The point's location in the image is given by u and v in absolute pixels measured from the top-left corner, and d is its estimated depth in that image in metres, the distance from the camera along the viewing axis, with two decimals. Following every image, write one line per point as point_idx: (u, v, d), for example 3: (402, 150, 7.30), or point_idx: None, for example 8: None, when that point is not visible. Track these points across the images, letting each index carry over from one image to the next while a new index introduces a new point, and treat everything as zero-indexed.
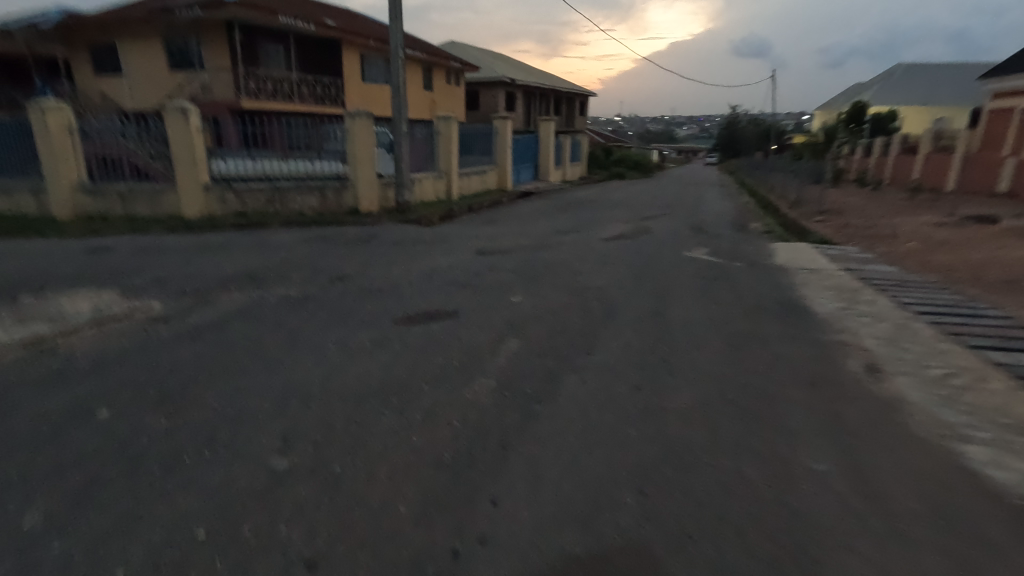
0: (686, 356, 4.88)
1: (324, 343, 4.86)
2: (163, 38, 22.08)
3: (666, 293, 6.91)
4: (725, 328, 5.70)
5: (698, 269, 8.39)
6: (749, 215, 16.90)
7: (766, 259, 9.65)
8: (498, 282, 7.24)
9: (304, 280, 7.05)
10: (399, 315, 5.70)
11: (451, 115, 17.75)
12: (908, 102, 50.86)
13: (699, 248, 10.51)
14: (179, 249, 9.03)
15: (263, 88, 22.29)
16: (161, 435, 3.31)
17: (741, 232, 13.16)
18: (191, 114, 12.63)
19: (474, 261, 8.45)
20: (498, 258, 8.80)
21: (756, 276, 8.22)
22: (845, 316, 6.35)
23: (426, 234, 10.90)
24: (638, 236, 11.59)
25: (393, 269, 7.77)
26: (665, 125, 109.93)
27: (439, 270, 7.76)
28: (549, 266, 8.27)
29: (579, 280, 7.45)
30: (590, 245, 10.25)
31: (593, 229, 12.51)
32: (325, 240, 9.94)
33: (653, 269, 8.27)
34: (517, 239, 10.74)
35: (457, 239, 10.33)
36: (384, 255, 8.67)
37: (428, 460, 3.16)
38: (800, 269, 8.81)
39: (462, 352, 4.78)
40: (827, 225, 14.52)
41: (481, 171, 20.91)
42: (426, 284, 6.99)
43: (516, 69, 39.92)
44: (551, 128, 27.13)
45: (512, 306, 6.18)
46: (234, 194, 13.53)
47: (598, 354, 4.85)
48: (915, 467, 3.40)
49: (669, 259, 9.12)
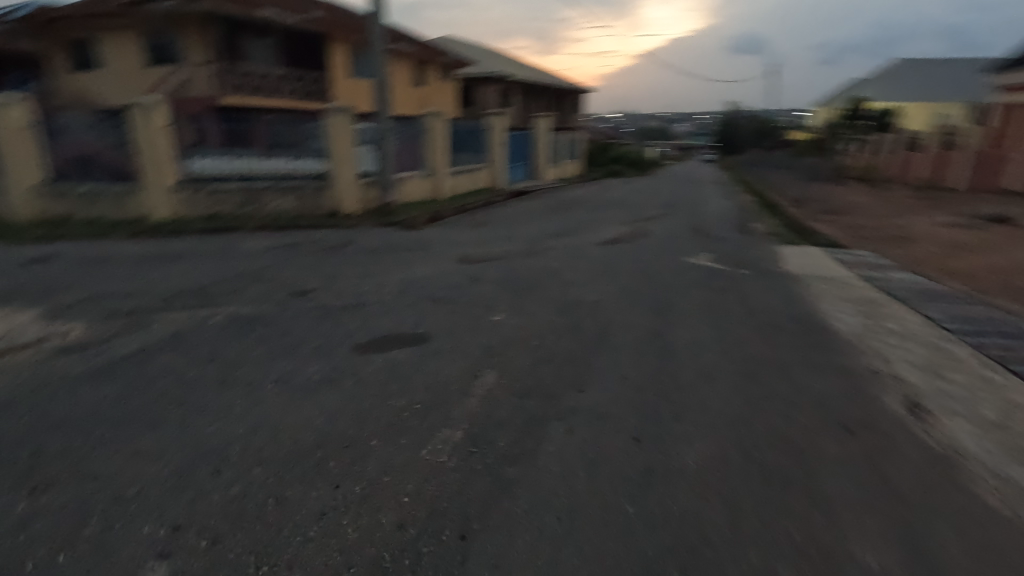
0: (695, 395, 4.13)
1: (263, 380, 4.07)
2: (139, 32, 21.12)
3: (668, 309, 6.15)
4: (736, 355, 4.95)
5: (703, 279, 7.64)
6: (753, 216, 16.17)
7: (774, 266, 8.91)
8: (480, 297, 6.46)
9: (262, 295, 6.27)
10: (361, 341, 4.92)
11: (440, 111, 16.90)
12: (908, 98, 50.19)
13: (702, 253, 9.77)
14: (134, 258, 8.23)
15: (245, 83, 21.38)
16: (13, 527, 2.54)
17: (745, 234, 12.43)
18: (155, 111, 11.85)
19: (457, 271, 7.66)
20: (484, 267, 8.02)
21: (766, 287, 7.47)
22: (872, 336, 5.59)
23: (409, 239, 10.13)
24: (637, 240, 10.82)
25: (365, 281, 6.99)
26: (662, 122, 109.31)
27: (416, 282, 6.98)
28: (539, 277, 7.51)
29: (572, 294, 6.68)
30: (586, 251, 9.48)
31: (589, 232, 11.74)
32: (297, 246, 9.15)
33: (653, 279, 7.50)
34: (507, 245, 9.98)
35: (441, 246, 9.54)
36: (358, 264, 7.89)
37: (361, 563, 2.39)
38: (814, 278, 8.05)
39: (428, 390, 4.00)
40: (834, 226, 13.80)
41: (472, 170, 20.09)
42: (399, 300, 6.22)
43: (511, 65, 39.10)
44: (545, 125, 26.30)
45: (493, 327, 5.41)
46: (204, 195, 12.70)
47: (589, 392, 4.09)
48: (993, 555, 2.65)
49: (671, 267, 8.35)
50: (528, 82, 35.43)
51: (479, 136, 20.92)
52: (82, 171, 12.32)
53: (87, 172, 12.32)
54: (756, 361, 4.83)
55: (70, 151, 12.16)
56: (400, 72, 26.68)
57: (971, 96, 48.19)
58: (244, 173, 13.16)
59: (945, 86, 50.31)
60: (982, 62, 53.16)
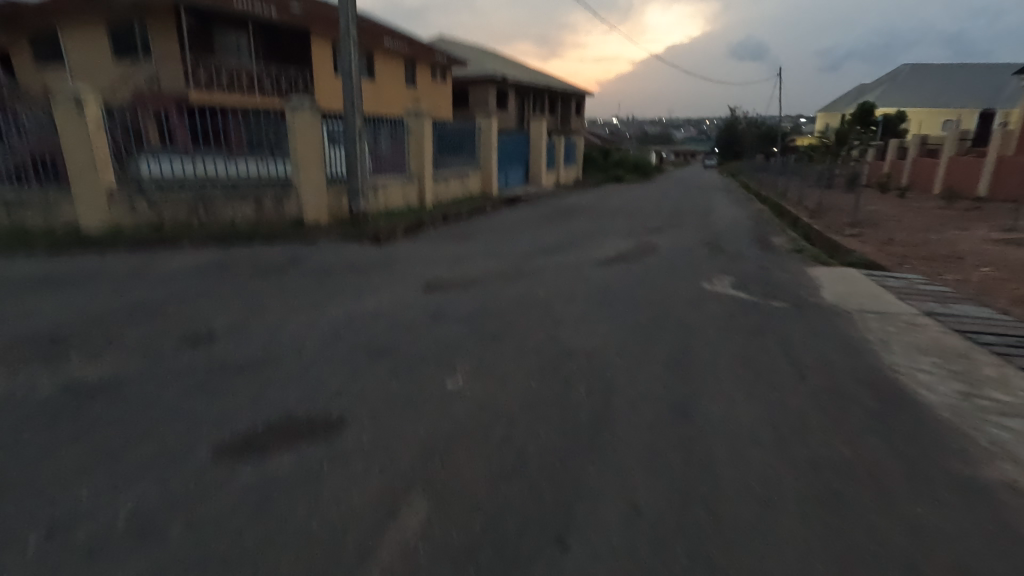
0: (751, 556, 2.50)
1: (25, 532, 2.44)
2: (104, 24, 19.48)
3: (689, 368, 4.54)
4: (800, 456, 3.32)
5: (728, 317, 6.03)
6: (768, 228, 14.63)
7: (812, 295, 7.28)
8: (436, 345, 4.83)
9: (143, 342, 4.65)
10: (243, 433, 3.30)
11: (423, 110, 15.30)
12: (916, 104, 48.79)
13: (721, 276, 8.16)
14: (18, 281, 6.59)
15: (218, 80, 19.84)
16: None
17: (765, 251, 10.86)
18: (86, 103, 10.20)
19: (417, 303, 6.06)
20: (453, 296, 6.42)
21: (812, 328, 5.86)
22: (982, 416, 3.96)
23: (372, 256, 8.56)
24: (642, 258, 9.23)
25: (295, 321, 5.38)
26: (663, 128, 108.15)
27: (357, 322, 5.35)
28: (524, 313, 5.90)
29: (561, 341, 5.07)
30: (582, 274, 7.88)
31: (586, 247, 10.17)
32: (232, 264, 7.55)
33: (663, 317, 5.89)
34: (489, 264, 8.40)
35: (408, 266, 7.94)
36: (294, 294, 6.28)
37: None
38: (866, 314, 6.45)
39: (301, 553, 2.37)
40: (863, 240, 12.25)
41: (462, 175, 18.51)
42: (327, 352, 4.60)
43: (509, 66, 37.66)
44: (543, 127, 24.75)
45: (439, 403, 3.77)
46: (146, 201, 10.97)
47: (578, 551, 2.47)
48: None
49: (686, 298, 6.73)
50: (526, 83, 33.89)
51: (470, 137, 19.33)
52: (44, 170, 10.55)
53: (53, 171, 10.59)
54: (829, 467, 3.22)
55: (41, 148, 10.55)
56: (388, 70, 25.13)
57: (983, 101, 46.73)
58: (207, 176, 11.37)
59: (956, 91, 48.84)
60: (992, 67, 51.73)
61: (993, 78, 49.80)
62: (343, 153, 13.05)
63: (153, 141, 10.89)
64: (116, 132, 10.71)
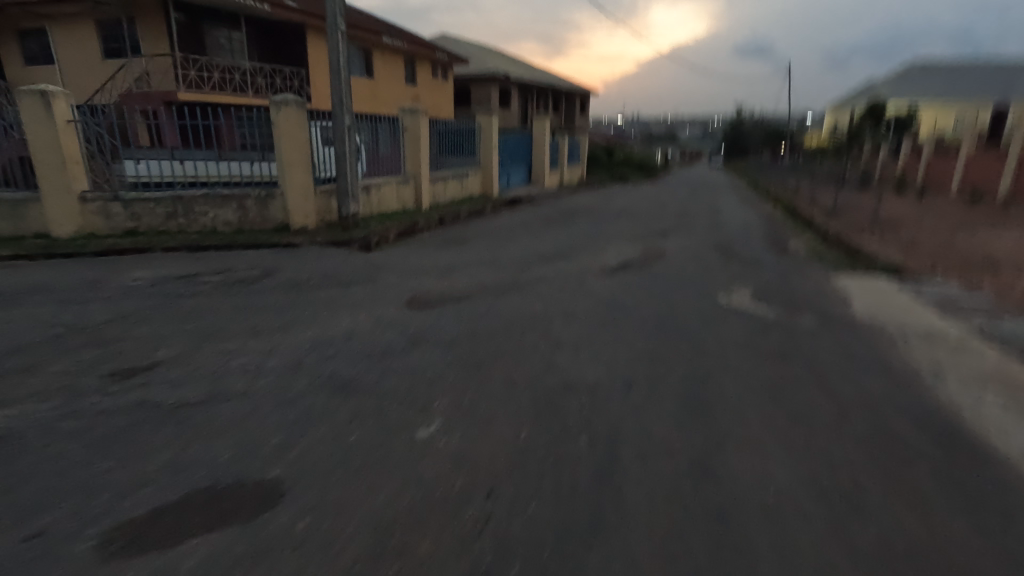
0: None
1: None
2: (92, 20, 18.85)
3: (711, 409, 3.83)
4: (860, 542, 2.60)
5: (751, 339, 5.28)
6: (782, 230, 13.86)
7: (841, 309, 6.55)
8: (411, 380, 4.11)
9: (69, 376, 3.98)
10: (150, 509, 2.61)
11: (419, 107, 14.56)
12: (928, 100, 47.65)
13: (738, 287, 7.41)
14: None
15: (210, 78, 19.20)
16: None
17: (782, 256, 10.11)
18: (56, 101, 9.62)
19: (395, 324, 5.35)
20: (440, 315, 5.72)
21: (847, 351, 5.12)
22: None
23: (356, 266, 7.86)
24: (649, 267, 8.46)
25: (255, 346, 4.69)
26: (668, 127, 107.19)
27: (322, 349, 4.64)
28: (518, 335, 5.18)
29: (559, 372, 4.35)
30: (585, 286, 7.13)
31: (589, 254, 9.42)
32: (198, 277, 6.85)
33: (678, 340, 5.16)
34: (482, 274, 7.67)
35: (392, 277, 7.23)
36: (261, 311, 5.59)
37: None
38: (905, 333, 5.71)
39: None
40: (886, 244, 11.43)
41: (461, 175, 17.82)
42: (281, 390, 3.89)
43: (512, 64, 36.92)
44: (546, 126, 24.00)
45: (405, 462, 3.08)
46: (122, 206, 10.36)
47: None
48: None
49: (701, 315, 5.98)
50: (529, 81, 33.13)
51: (469, 136, 18.59)
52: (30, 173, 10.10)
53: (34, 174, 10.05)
54: (899, 561, 2.50)
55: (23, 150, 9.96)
56: (386, 68, 24.42)
57: (998, 97, 45.50)
58: (193, 179, 10.89)
59: (969, 86, 47.65)
60: (1006, 62, 50.41)
61: (1006, 74, 48.55)
62: (332, 153, 12.29)
63: (142, 141, 10.28)
64: (96, 135, 10.17)
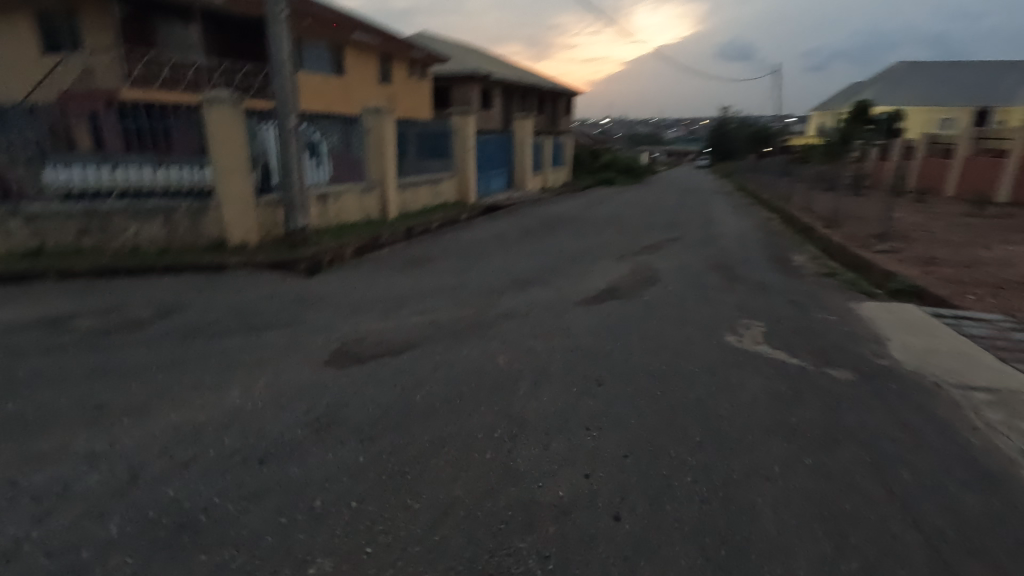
0: None
1: None
2: (27, 13, 17.05)
3: (744, 566, 2.53)
4: None
5: (777, 411, 3.99)
6: (782, 242, 12.67)
7: (877, 354, 5.33)
8: (291, 513, 2.75)
9: None
10: None
11: (383, 106, 13.11)
12: (913, 101, 47.16)
13: (750, 322, 6.14)
14: None
15: (159, 76, 17.43)
16: None
17: (790, 275, 8.90)
18: None
19: (302, 397, 3.95)
20: (371, 376, 4.35)
21: (906, 427, 3.87)
22: None
23: (287, 300, 6.46)
24: (639, 294, 7.16)
25: (89, 444, 3.28)
26: (654, 129, 106.56)
27: (175, 452, 3.23)
28: (470, 412, 3.84)
29: (516, 488, 3.01)
30: (561, 325, 5.78)
31: (569, 277, 8.10)
32: (74, 321, 5.39)
33: (683, 417, 3.85)
34: (438, 309, 6.30)
35: (324, 317, 5.82)
36: (128, 378, 4.16)
37: None
38: (969, 393, 4.49)
39: None
40: (898, 259, 10.26)
41: (434, 180, 16.43)
42: (85, 541, 2.51)
43: (493, 64, 35.56)
44: (527, 127, 22.67)
45: None
46: (24, 222, 8.84)
47: None
48: None
49: (708, 370, 4.66)
50: (511, 81, 31.79)
51: (443, 139, 17.21)
52: None
53: None
54: None
55: None
56: (357, 67, 22.91)
57: (983, 98, 45.20)
58: (133, 185, 9.39)
59: (954, 87, 47.36)
60: (989, 63, 50.10)
61: (989, 75, 48.26)
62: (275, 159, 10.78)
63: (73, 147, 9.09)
64: (15, 140, 8.73)
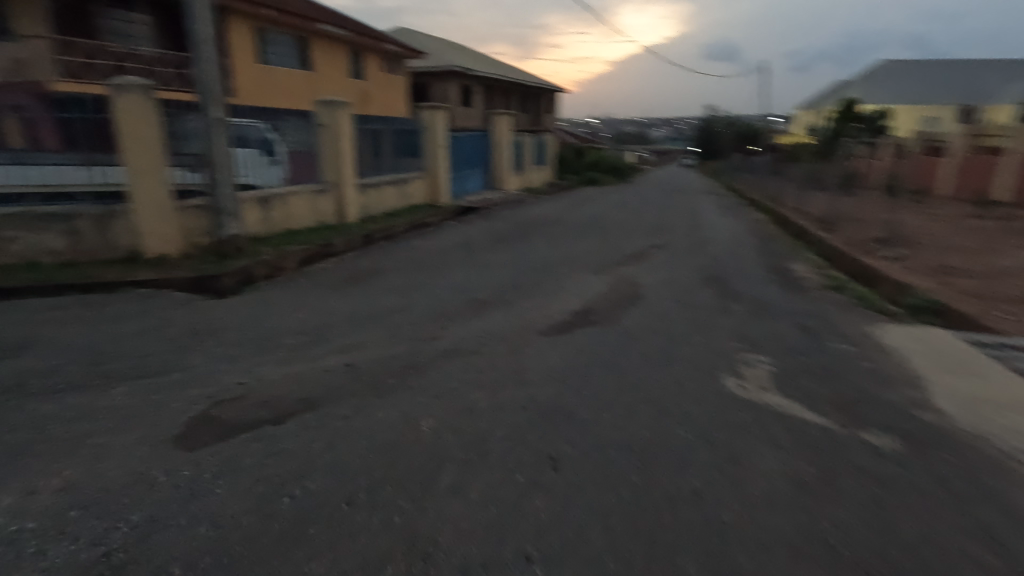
0: None
1: None
2: None
3: None
4: None
5: (804, 515, 2.78)
6: (778, 248, 11.53)
7: (918, 406, 4.13)
8: None
9: None
10: None
11: (338, 98, 11.67)
12: (899, 99, 46.55)
13: (759, 360, 4.88)
14: None
15: (99, 66, 15.70)
16: None
17: (792, 290, 7.74)
18: None
19: (109, 508, 2.66)
20: (232, 463, 3.06)
21: (989, 540, 2.67)
22: None
23: (180, 333, 5.12)
24: (618, 320, 5.93)
25: None
26: (639, 128, 105.92)
27: None
28: (357, 531, 2.58)
29: None
30: (517, 369, 4.51)
31: (537, 297, 6.83)
32: None
33: (671, 534, 2.62)
34: (366, 345, 5.02)
35: (215, 360, 4.52)
36: None
37: None
38: None
39: None
40: (907, 268, 9.15)
41: (402, 180, 15.06)
42: None
43: (474, 60, 34.22)
44: (505, 123, 21.31)
45: None
46: None
47: None
48: None
49: (703, 441, 3.45)
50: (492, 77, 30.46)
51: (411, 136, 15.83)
52: None
53: None
54: None
55: None
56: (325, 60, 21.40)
57: (967, 97, 44.75)
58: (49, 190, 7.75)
59: (939, 86, 46.80)
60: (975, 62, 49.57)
61: (974, 73, 47.74)
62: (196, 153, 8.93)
63: None
64: None
